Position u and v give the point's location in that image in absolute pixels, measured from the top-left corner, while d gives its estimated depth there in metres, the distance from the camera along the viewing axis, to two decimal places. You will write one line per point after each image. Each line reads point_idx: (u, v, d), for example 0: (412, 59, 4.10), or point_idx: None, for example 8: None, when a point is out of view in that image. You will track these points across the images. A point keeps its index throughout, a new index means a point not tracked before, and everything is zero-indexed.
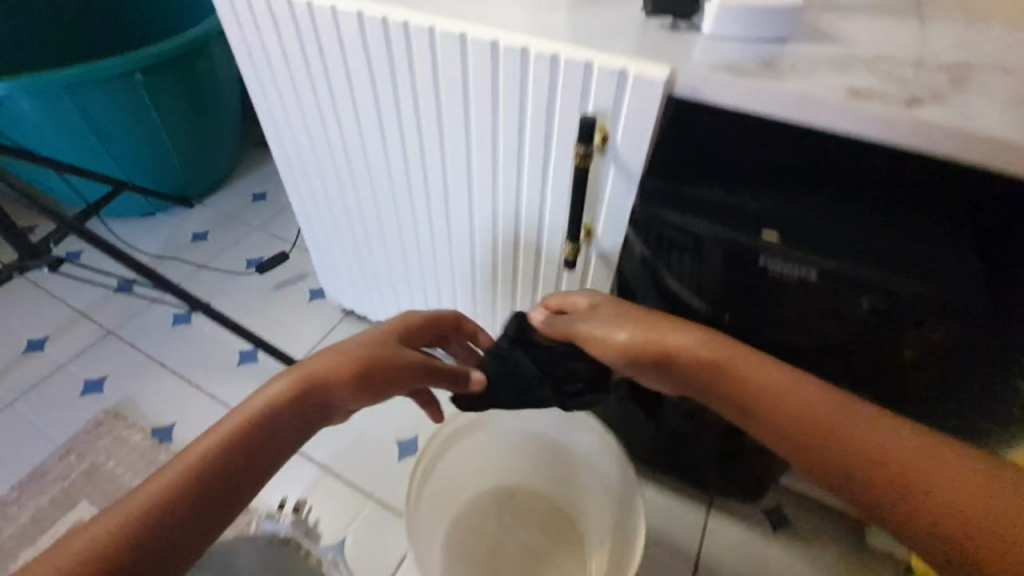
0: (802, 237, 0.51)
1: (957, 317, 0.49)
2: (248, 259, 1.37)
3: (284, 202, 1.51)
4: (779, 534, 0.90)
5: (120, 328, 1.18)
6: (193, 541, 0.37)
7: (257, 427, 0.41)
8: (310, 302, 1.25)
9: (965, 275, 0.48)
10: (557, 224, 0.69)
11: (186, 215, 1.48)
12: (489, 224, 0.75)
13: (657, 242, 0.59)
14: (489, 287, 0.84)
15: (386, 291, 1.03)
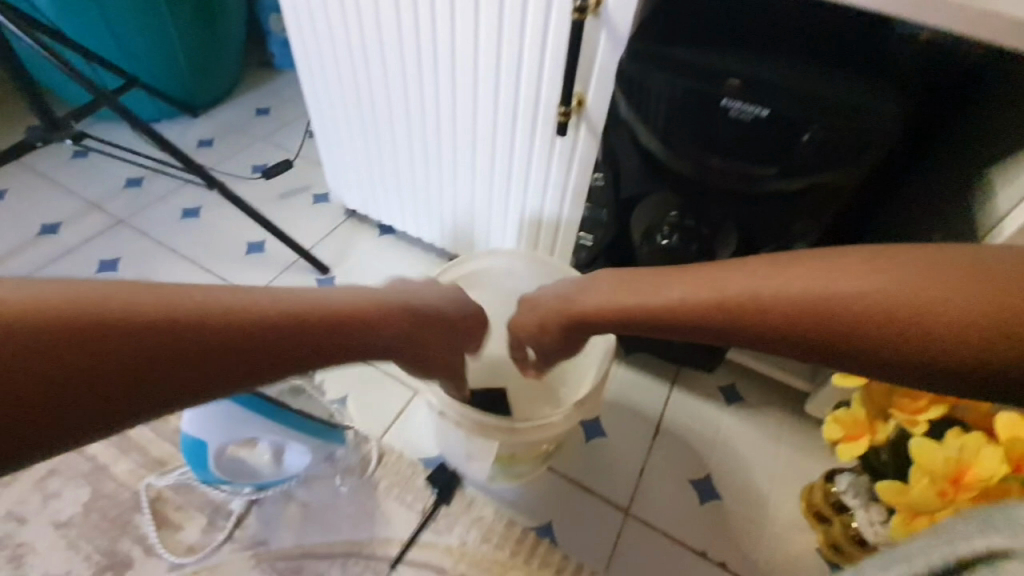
0: (756, 83, 0.60)
1: (885, 129, 0.59)
2: (252, 165, 1.42)
3: (287, 118, 1.56)
4: (731, 406, 1.02)
5: (132, 217, 1.24)
6: (99, 403, 0.30)
7: (239, 333, 0.35)
8: (314, 204, 1.32)
9: (877, 111, 0.59)
10: (553, 93, 0.76)
11: (191, 124, 1.52)
12: (492, 95, 0.80)
13: (637, 97, 0.67)
14: (489, 165, 0.90)
15: (390, 180, 1.09)
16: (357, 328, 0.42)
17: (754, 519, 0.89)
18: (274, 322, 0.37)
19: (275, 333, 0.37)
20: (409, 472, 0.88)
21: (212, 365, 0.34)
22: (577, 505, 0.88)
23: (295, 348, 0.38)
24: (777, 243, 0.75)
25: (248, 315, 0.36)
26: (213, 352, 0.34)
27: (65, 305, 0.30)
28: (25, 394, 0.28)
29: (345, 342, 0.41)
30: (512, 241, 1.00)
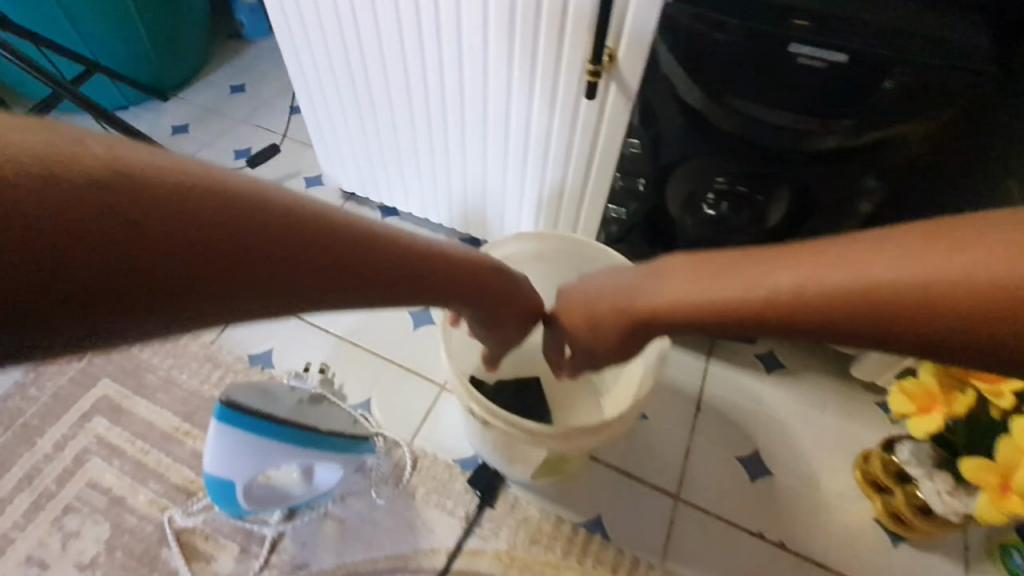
0: (828, 20, 0.50)
1: (950, 99, 0.52)
2: (235, 150, 1.31)
3: (265, 94, 1.43)
4: (772, 374, 0.97)
5: None
6: (291, 285, 0.29)
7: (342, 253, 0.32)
8: (307, 188, 1.22)
9: (970, 44, 0.50)
10: (577, 50, 0.66)
11: (161, 109, 1.39)
12: (506, 55, 0.71)
13: (682, 46, 0.56)
14: (505, 135, 0.82)
15: (392, 159, 1.00)
16: (434, 266, 0.40)
17: (807, 490, 0.86)
18: (371, 247, 0.34)
19: (413, 259, 0.38)
20: (446, 476, 0.83)
21: (373, 280, 0.34)
22: (625, 495, 0.84)
23: (431, 274, 0.40)
24: (840, 203, 0.65)
25: (350, 235, 0.33)
26: (319, 267, 0.31)
27: (274, 198, 0.30)
28: (234, 260, 0.27)
29: (429, 273, 0.39)
30: (532, 215, 0.93)
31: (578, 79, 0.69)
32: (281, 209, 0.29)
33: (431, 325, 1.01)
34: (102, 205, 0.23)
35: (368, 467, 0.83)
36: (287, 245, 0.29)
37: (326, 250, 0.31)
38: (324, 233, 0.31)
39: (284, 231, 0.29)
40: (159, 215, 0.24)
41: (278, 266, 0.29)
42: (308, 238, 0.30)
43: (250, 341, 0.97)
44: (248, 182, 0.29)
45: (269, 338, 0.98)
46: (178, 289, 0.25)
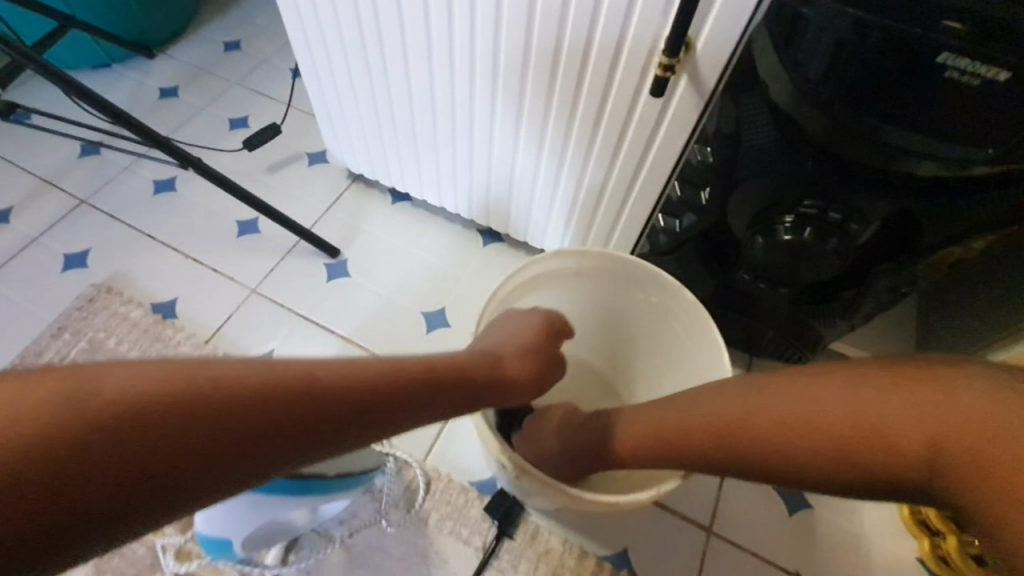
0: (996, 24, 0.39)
1: None
2: (229, 118, 1.18)
3: (263, 53, 1.29)
4: None
5: (96, 196, 1.04)
6: (199, 483, 0.33)
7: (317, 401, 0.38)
8: (310, 166, 1.11)
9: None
10: (645, 32, 0.55)
11: (148, 67, 1.26)
12: (554, 29, 0.60)
13: (794, 44, 0.45)
14: (541, 122, 0.71)
15: (406, 140, 0.89)
16: (422, 390, 0.45)
17: (848, 527, 0.80)
18: (342, 392, 0.40)
19: (347, 404, 0.40)
20: (461, 501, 0.77)
21: (298, 441, 0.37)
22: (653, 527, 0.78)
23: (373, 414, 0.41)
24: (948, 238, 0.54)
25: (322, 385, 0.39)
26: (296, 423, 0.37)
27: (184, 393, 0.33)
28: (141, 475, 0.31)
29: (415, 397, 0.44)
30: (563, 214, 0.84)
31: (639, 64, 0.58)
32: (188, 405, 0.33)
33: (444, 327, 0.94)
34: (77, 446, 0.29)
35: (378, 489, 0.77)
36: (261, 414, 0.35)
37: (239, 435, 0.34)
38: (235, 415, 0.34)
39: (191, 427, 0.32)
40: (119, 432, 0.30)
41: (189, 460, 0.32)
42: (220, 428, 0.33)
43: (248, 341, 0.91)
44: (228, 365, 0.36)
45: (268, 338, 0.91)
46: (100, 513, 0.29)
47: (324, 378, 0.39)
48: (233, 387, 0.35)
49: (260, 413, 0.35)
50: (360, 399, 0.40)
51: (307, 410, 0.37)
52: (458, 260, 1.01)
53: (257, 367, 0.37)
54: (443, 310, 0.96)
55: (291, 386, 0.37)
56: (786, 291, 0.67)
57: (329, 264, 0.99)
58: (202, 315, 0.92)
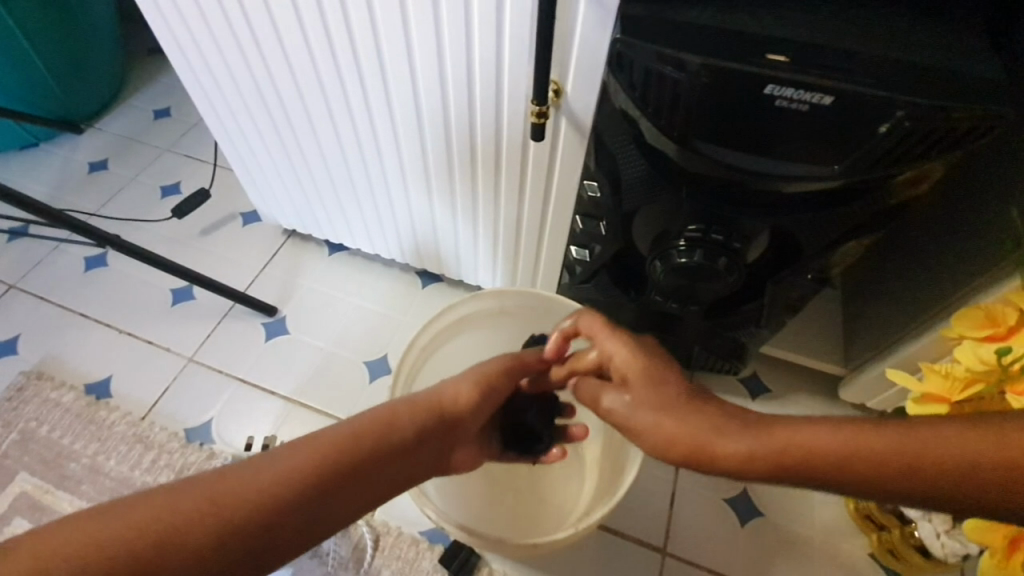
0: (810, 55, 0.42)
1: (939, 162, 0.45)
2: (161, 185, 1.18)
3: (193, 117, 1.30)
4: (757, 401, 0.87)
5: (25, 279, 1.02)
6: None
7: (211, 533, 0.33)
8: (245, 226, 1.11)
9: (984, 80, 0.42)
10: (519, 82, 0.58)
11: (77, 142, 1.26)
12: (439, 86, 0.62)
13: (639, 88, 0.47)
14: (445, 168, 0.73)
15: (328, 195, 0.90)
16: (365, 467, 0.40)
17: (801, 531, 0.80)
18: (236, 517, 0.34)
19: (343, 470, 0.38)
20: (412, 554, 0.75)
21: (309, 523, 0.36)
22: (605, 556, 0.78)
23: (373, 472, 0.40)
24: (825, 246, 0.57)
25: (215, 504, 0.34)
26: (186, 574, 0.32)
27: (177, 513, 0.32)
28: None
29: (350, 489, 0.39)
30: (488, 253, 0.85)
31: (521, 110, 0.60)
32: (178, 524, 0.32)
33: (387, 375, 0.94)
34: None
35: (325, 552, 0.76)
36: (198, 531, 0.32)
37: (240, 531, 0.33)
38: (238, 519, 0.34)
39: (193, 543, 0.32)
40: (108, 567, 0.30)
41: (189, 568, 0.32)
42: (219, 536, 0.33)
43: (187, 413, 0.89)
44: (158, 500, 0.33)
45: (208, 408, 0.90)
46: None
47: (319, 451, 0.38)
48: (236, 489, 0.34)
49: (259, 511, 0.34)
50: (359, 460, 0.39)
51: (309, 489, 0.37)
52: (399, 305, 1.01)
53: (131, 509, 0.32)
54: (386, 356, 0.96)
55: (297, 470, 0.37)
56: (697, 307, 0.69)
57: (267, 323, 0.98)
58: (138, 392, 0.91)
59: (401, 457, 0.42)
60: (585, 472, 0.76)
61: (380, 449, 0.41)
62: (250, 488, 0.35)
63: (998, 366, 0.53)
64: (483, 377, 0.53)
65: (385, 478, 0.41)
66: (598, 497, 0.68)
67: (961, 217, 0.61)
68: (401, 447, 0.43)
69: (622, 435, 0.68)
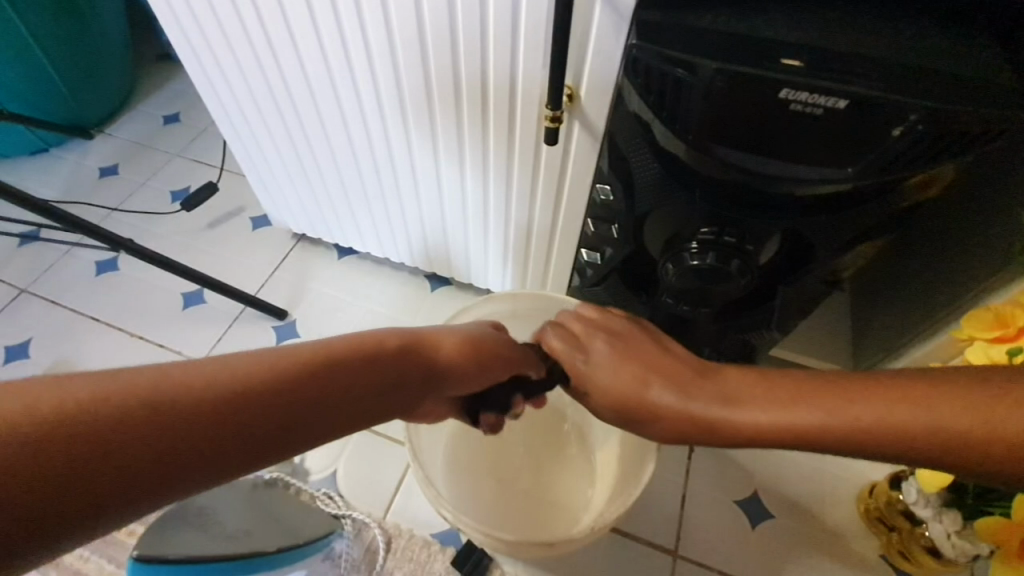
0: (823, 59, 0.43)
1: (953, 164, 0.46)
2: (171, 190, 1.19)
3: (203, 122, 1.31)
4: None
5: (37, 282, 1.03)
6: (179, 463, 0.33)
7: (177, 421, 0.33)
8: (255, 230, 1.12)
9: (997, 84, 0.42)
10: (533, 87, 0.58)
11: (87, 147, 1.27)
12: (452, 89, 0.63)
13: (654, 92, 0.48)
14: (456, 172, 0.74)
15: (338, 198, 0.91)
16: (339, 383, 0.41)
17: (812, 532, 0.81)
18: (215, 391, 0.35)
19: (318, 381, 0.40)
20: (424, 556, 0.76)
21: (280, 424, 0.38)
22: (617, 558, 0.78)
23: (346, 388, 0.42)
24: (837, 248, 0.58)
25: (176, 391, 0.34)
26: (146, 458, 0.31)
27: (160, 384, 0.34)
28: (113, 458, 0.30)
29: (324, 395, 0.40)
30: (498, 256, 0.86)
31: (534, 114, 0.61)
32: (160, 393, 0.33)
33: None
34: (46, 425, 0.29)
35: (338, 555, 0.74)
36: (177, 404, 0.34)
37: (218, 411, 0.35)
38: (214, 401, 0.35)
39: (170, 414, 0.33)
40: (86, 415, 0.30)
41: (167, 438, 0.32)
42: (196, 414, 0.34)
43: None
44: (144, 369, 0.34)
45: None
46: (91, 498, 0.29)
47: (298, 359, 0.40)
48: (216, 375, 0.36)
49: (236, 398, 0.36)
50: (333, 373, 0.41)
51: (281, 390, 0.38)
52: (409, 308, 1.02)
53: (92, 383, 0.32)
54: None
55: (276, 369, 0.38)
56: (708, 310, 0.69)
57: (277, 326, 0.99)
58: None
59: (374, 383, 0.44)
60: (597, 475, 0.77)
61: (356, 369, 0.43)
62: (228, 376, 0.36)
63: (1009, 365, 0.54)
64: (483, 351, 0.53)
65: (358, 397, 0.42)
66: (611, 499, 0.68)
67: (972, 217, 0.62)
68: (377, 373, 0.44)
69: (633, 439, 0.68)
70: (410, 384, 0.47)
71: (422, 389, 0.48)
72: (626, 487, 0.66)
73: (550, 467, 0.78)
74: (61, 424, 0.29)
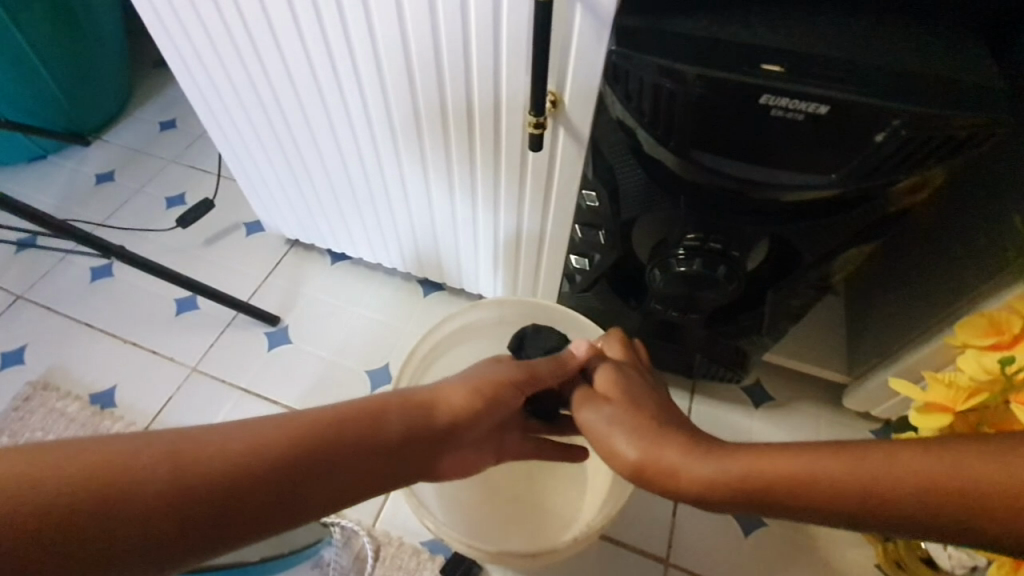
0: (805, 64, 0.43)
1: (937, 171, 0.45)
2: (167, 196, 1.20)
3: (198, 128, 1.31)
4: (760, 409, 0.86)
5: (33, 289, 1.03)
6: (170, 544, 0.31)
7: (159, 495, 0.31)
8: (249, 235, 1.12)
9: (982, 89, 0.42)
10: (517, 94, 0.58)
11: (84, 154, 1.27)
12: (437, 96, 0.62)
13: (635, 98, 0.47)
14: (445, 178, 0.73)
15: (330, 205, 0.90)
16: (350, 454, 0.38)
17: (806, 542, 0.79)
18: (217, 466, 0.33)
19: (330, 453, 0.37)
20: (414, 564, 0.75)
21: (281, 504, 0.35)
22: (607, 567, 0.77)
23: (358, 461, 0.38)
24: (825, 254, 0.57)
25: (166, 464, 0.32)
26: (119, 537, 0.30)
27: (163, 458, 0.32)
28: (100, 540, 0.29)
29: (333, 469, 0.37)
30: (489, 262, 0.86)
31: (520, 120, 0.61)
32: (165, 466, 0.32)
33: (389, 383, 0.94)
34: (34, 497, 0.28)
35: (327, 562, 0.75)
36: (177, 480, 0.32)
37: (217, 487, 0.33)
38: (216, 474, 0.33)
39: (163, 488, 0.31)
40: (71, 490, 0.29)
41: (159, 519, 0.31)
42: (193, 489, 0.32)
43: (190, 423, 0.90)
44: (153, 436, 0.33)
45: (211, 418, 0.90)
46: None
47: (310, 427, 0.37)
48: (223, 449, 0.34)
49: (240, 474, 0.34)
50: (344, 443, 0.38)
51: (287, 462, 0.35)
52: (401, 313, 1.01)
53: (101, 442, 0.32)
54: (387, 365, 0.96)
55: (285, 437, 0.36)
56: (698, 316, 0.68)
57: (270, 332, 0.99)
58: (142, 401, 0.92)
59: (386, 453, 0.40)
60: (586, 481, 0.76)
61: (370, 439, 0.39)
62: (236, 445, 0.34)
63: (1001, 375, 0.53)
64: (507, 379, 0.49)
65: (370, 471, 0.39)
66: (599, 509, 0.67)
67: (964, 222, 0.61)
68: (392, 443, 0.40)
69: None
70: (431, 446, 0.43)
71: (445, 450, 0.45)
72: (613, 495, 0.65)
73: (539, 474, 0.77)
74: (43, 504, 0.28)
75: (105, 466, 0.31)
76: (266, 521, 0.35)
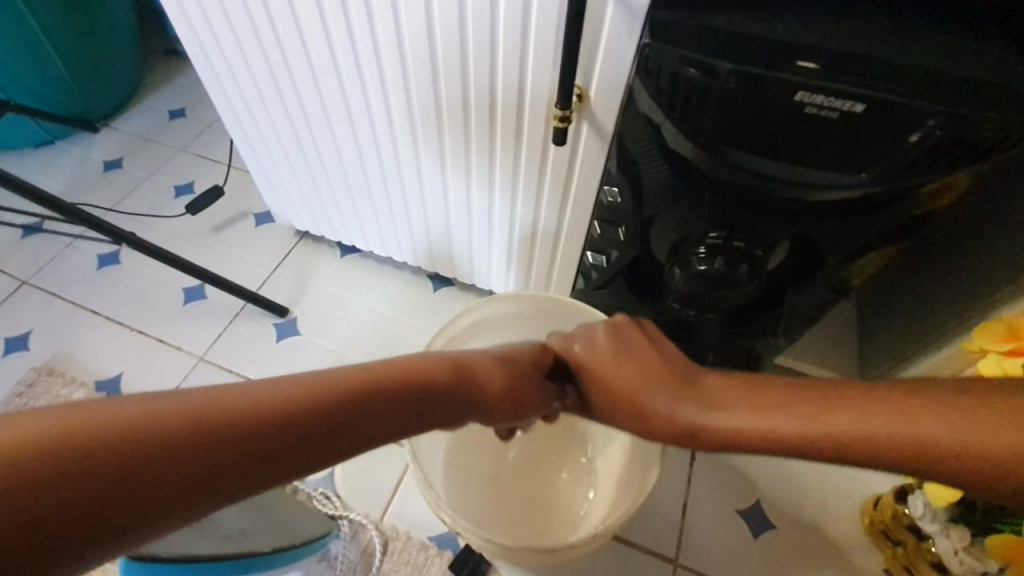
0: (840, 61, 0.42)
1: (968, 173, 0.45)
2: (175, 185, 1.19)
3: (208, 118, 1.31)
4: None
5: (38, 274, 1.03)
6: (177, 506, 0.29)
7: (167, 464, 0.29)
8: (257, 226, 1.11)
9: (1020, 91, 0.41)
10: (541, 87, 0.58)
11: (92, 141, 1.27)
12: (459, 86, 0.62)
13: (666, 93, 0.47)
14: (461, 170, 0.73)
15: (342, 196, 0.90)
16: (357, 417, 0.38)
17: (814, 545, 0.79)
18: (222, 425, 0.32)
19: (338, 415, 0.37)
20: (421, 559, 0.75)
21: (285, 465, 0.34)
22: (615, 566, 0.77)
23: (364, 423, 0.38)
24: (847, 256, 0.57)
25: (170, 424, 0.30)
26: (125, 499, 0.28)
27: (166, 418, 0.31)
28: (105, 502, 0.27)
29: (339, 430, 0.36)
30: (502, 257, 0.85)
31: (543, 113, 0.60)
32: (168, 425, 0.30)
33: None
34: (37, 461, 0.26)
35: (334, 556, 0.75)
36: (185, 440, 0.30)
37: (225, 447, 0.31)
38: (221, 435, 0.31)
39: (167, 448, 0.30)
40: (77, 451, 0.27)
41: (165, 479, 0.29)
42: (198, 450, 0.31)
43: None
44: (152, 397, 0.32)
45: None
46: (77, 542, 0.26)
47: (315, 389, 0.36)
48: (225, 409, 0.33)
49: (244, 433, 0.32)
50: (349, 404, 0.37)
51: (295, 422, 0.34)
52: (411, 307, 1.01)
53: (85, 411, 0.29)
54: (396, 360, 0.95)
55: (292, 401, 0.35)
56: (714, 315, 0.68)
57: (278, 323, 0.98)
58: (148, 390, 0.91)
59: (392, 417, 0.40)
60: (597, 479, 0.76)
61: (374, 403, 0.39)
62: (241, 406, 0.33)
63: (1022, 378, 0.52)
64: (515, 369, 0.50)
65: (375, 430, 0.39)
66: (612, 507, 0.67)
67: (985, 227, 0.61)
68: (395, 406, 0.40)
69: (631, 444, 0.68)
70: (434, 415, 0.43)
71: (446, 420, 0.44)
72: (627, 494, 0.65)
73: (549, 470, 0.77)
74: (42, 463, 0.26)
75: (104, 428, 0.29)
76: (271, 482, 0.34)
